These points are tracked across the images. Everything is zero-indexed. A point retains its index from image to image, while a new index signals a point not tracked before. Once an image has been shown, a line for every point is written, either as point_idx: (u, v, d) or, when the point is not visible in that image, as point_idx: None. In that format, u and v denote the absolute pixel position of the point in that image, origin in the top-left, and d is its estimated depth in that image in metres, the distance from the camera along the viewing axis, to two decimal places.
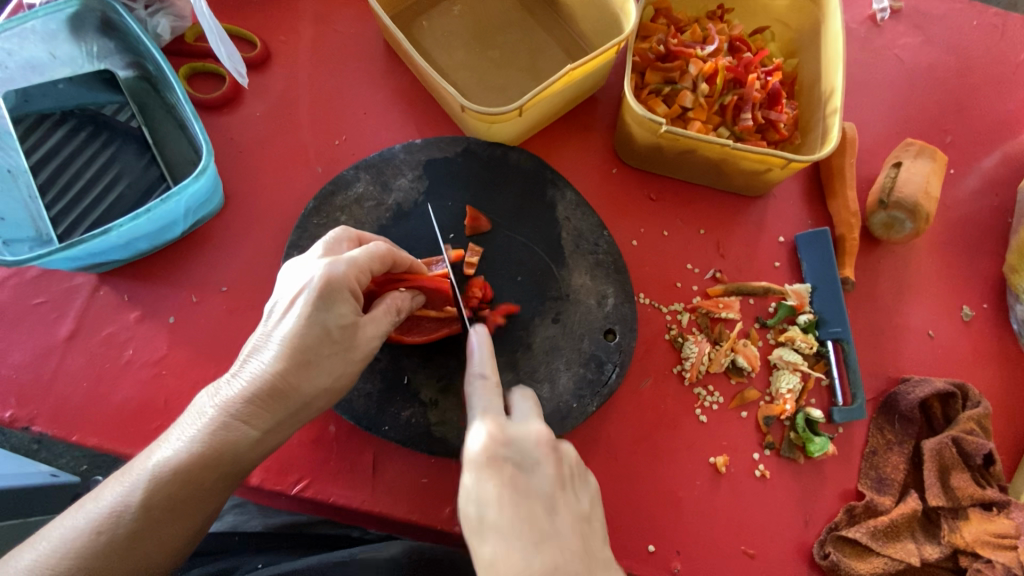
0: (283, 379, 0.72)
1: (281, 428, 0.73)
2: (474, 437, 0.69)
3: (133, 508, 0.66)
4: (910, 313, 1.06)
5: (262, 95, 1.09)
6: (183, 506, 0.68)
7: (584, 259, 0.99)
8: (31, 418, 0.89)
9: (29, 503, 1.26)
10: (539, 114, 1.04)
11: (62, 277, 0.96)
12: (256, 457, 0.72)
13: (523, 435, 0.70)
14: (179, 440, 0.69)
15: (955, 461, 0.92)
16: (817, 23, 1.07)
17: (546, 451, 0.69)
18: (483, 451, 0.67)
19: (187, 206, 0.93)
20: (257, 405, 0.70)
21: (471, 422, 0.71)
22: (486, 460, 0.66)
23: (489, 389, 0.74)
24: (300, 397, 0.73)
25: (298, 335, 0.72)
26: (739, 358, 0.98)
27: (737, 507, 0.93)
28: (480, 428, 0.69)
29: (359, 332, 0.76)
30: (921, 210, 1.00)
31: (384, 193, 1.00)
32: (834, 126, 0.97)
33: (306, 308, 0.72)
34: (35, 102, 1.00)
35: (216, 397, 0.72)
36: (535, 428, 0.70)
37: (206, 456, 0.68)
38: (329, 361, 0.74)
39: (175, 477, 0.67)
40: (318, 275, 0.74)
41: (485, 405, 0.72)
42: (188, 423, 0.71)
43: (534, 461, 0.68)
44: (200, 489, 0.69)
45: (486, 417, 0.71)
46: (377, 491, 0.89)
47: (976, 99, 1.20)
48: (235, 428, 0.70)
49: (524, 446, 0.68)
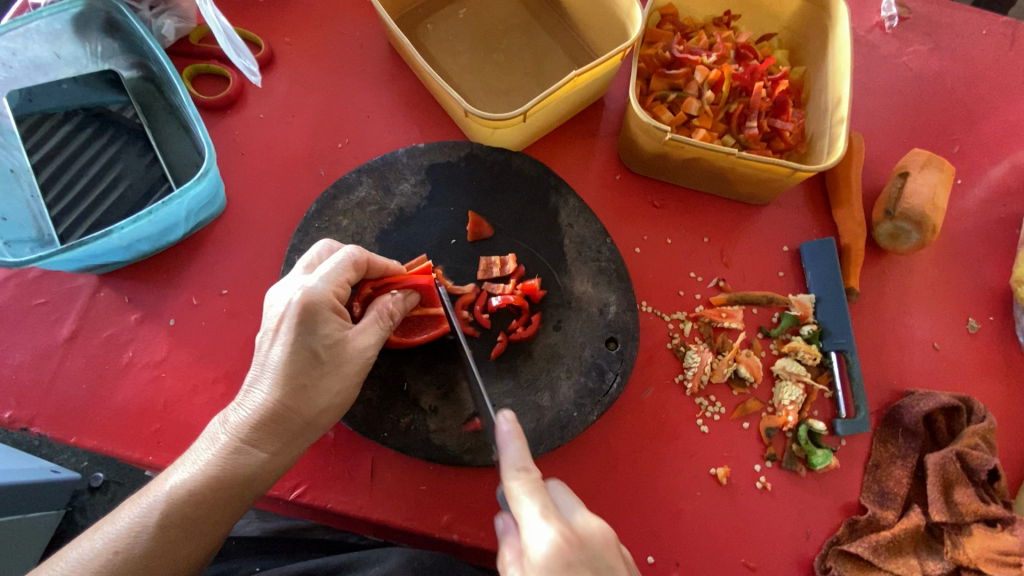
0: (282, 404, 0.72)
1: (288, 447, 0.75)
2: (541, 543, 0.60)
3: (150, 530, 0.67)
4: (915, 325, 1.05)
5: (266, 97, 1.09)
6: (198, 526, 0.69)
7: (587, 266, 0.99)
8: (30, 419, 0.89)
9: (29, 501, 1.28)
10: (543, 120, 1.03)
11: (64, 278, 0.96)
12: (270, 475, 0.74)
13: (589, 532, 0.63)
14: (193, 464, 0.71)
15: (960, 476, 0.91)
16: (824, 32, 1.06)
17: (610, 549, 0.63)
18: (557, 559, 0.59)
19: (189, 208, 0.93)
20: (262, 429, 0.72)
21: (526, 523, 0.63)
22: (566, 570, 0.58)
23: (536, 482, 0.66)
24: (302, 417, 0.74)
25: (289, 362, 0.72)
26: (741, 368, 0.97)
27: (738, 520, 0.92)
28: (546, 527, 0.61)
29: (349, 347, 0.77)
30: (928, 221, 0.99)
31: (386, 197, 1.00)
32: (840, 135, 0.96)
33: (290, 333, 0.72)
34: (39, 101, 1.00)
35: (226, 422, 0.74)
36: (598, 526, 0.64)
37: (218, 479, 0.70)
38: (324, 381, 0.75)
39: (190, 500, 0.69)
40: (298, 296, 0.74)
41: (540, 499, 0.64)
42: (202, 448, 0.73)
43: (606, 564, 0.61)
44: (215, 510, 0.70)
45: (549, 516, 0.62)
46: (375, 497, 0.88)
47: (984, 108, 1.19)
48: (244, 451, 0.72)
49: (596, 550, 0.62)
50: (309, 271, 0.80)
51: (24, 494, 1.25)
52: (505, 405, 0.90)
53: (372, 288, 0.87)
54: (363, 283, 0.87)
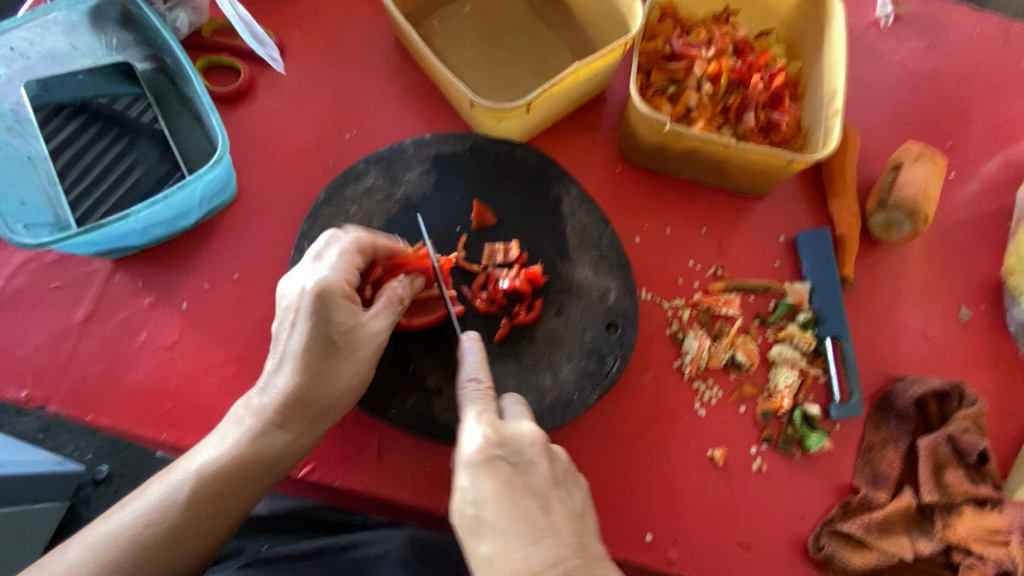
0: (303, 388, 0.76)
1: (309, 429, 0.78)
2: (470, 440, 0.72)
3: (178, 504, 0.71)
4: (908, 314, 1.07)
5: (276, 89, 1.12)
6: (225, 501, 0.73)
7: (588, 254, 1.01)
8: (47, 397, 0.91)
9: (33, 491, 1.30)
10: (546, 111, 1.06)
11: (80, 262, 0.98)
12: (293, 455, 0.78)
13: (516, 435, 0.73)
14: (221, 443, 0.75)
15: (949, 458, 0.94)
16: (820, 27, 1.09)
17: (538, 451, 0.72)
18: (477, 452, 0.70)
19: (202, 194, 0.96)
20: (285, 412, 0.76)
21: (465, 424, 0.75)
22: (484, 462, 0.70)
23: (483, 393, 0.79)
24: (322, 401, 0.77)
25: (308, 348, 0.75)
26: (738, 354, 1.00)
27: (734, 502, 0.95)
28: (476, 429, 0.73)
29: (364, 334, 0.79)
30: (921, 212, 1.02)
31: (393, 186, 1.03)
32: (835, 127, 0.99)
33: (308, 322, 0.75)
34: (56, 92, 1.02)
35: (250, 406, 0.77)
36: (527, 430, 0.74)
37: (245, 458, 0.74)
38: (342, 366, 0.78)
39: (219, 477, 0.73)
40: (313, 285, 0.76)
41: (480, 408, 0.76)
42: (229, 428, 0.76)
43: (528, 461, 0.71)
44: (241, 487, 0.74)
45: (481, 419, 0.74)
46: (381, 475, 0.91)
47: (977, 104, 1.22)
48: (269, 432, 0.75)
49: (518, 447, 0.72)
50: (318, 259, 0.82)
51: (27, 484, 1.27)
52: (508, 387, 0.93)
53: (384, 270, 0.89)
54: (374, 265, 0.89)
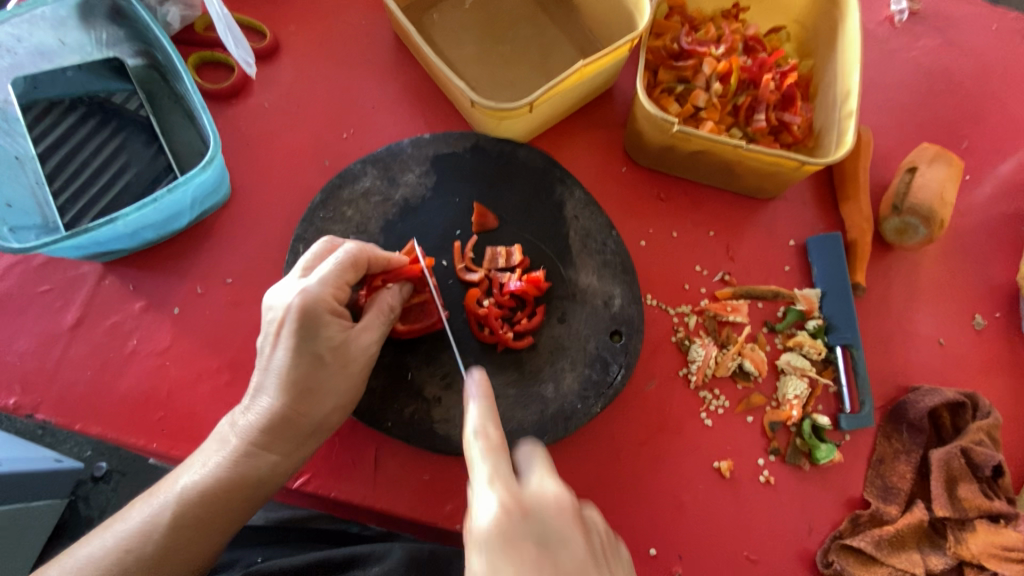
0: (286, 407, 0.73)
1: (296, 449, 0.75)
2: (488, 513, 0.61)
3: (159, 529, 0.68)
4: (921, 321, 1.04)
5: (271, 86, 1.09)
6: (208, 526, 0.70)
7: (591, 259, 0.98)
8: (35, 405, 0.89)
9: (31, 490, 1.27)
10: (550, 110, 1.02)
11: (69, 265, 0.96)
12: (279, 477, 0.75)
13: (540, 503, 0.63)
14: (204, 465, 0.73)
15: (963, 472, 0.91)
16: (833, 25, 1.05)
17: (564, 519, 0.63)
18: (500, 530, 0.60)
19: (193, 196, 0.92)
20: (269, 433, 0.73)
21: (479, 492, 0.64)
22: (505, 539, 0.59)
23: (496, 448, 0.67)
24: (309, 420, 0.75)
25: (292, 366, 0.72)
26: (746, 362, 0.97)
27: (741, 515, 0.92)
28: (492, 498, 0.62)
29: (353, 348, 0.76)
30: (935, 217, 0.99)
31: (391, 188, 0.99)
32: (849, 129, 0.95)
33: (293, 338, 0.72)
34: (45, 89, 0.99)
35: (235, 425, 0.74)
36: (553, 495, 0.65)
37: (229, 480, 0.72)
38: (329, 383, 0.75)
39: (202, 500, 0.70)
40: (295, 302, 0.72)
41: (493, 467, 0.65)
42: (213, 449, 0.74)
43: (555, 533, 0.62)
44: (224, 511, 0.71)
45: (496, 484, 0.64)
46: (378, 487, 0.88)
47: (993, 103, 1.18)
48: (254, 453, 0.73)
49: (544, 519, 0.62)
50: (307, 274, 0.77)
51: (25, 483, 1.25)
52: (509, 397, 0.90)
53: (381, 280, 0.85)
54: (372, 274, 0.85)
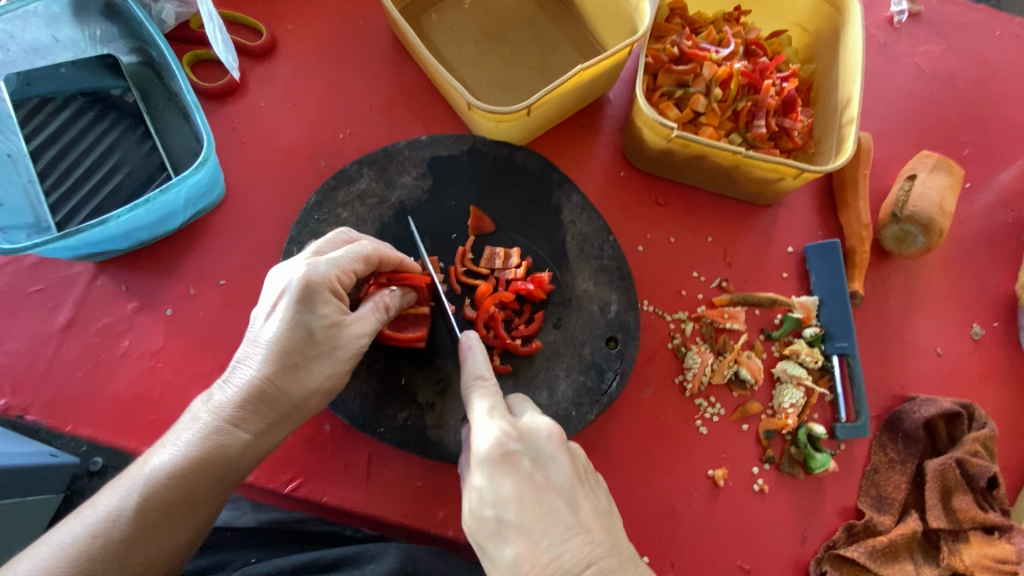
0: (263, 382, 0.71)
1: (271, 426, 0.73)
2: (485, 438, 0.66)
3: (128, 512, 0.67)
4: (919, 329, 1.04)
5: (267, 85, 1.07)
6: (178, 507, 0.69)
7: (588, 264, 0.98)
8: (26, 406, 0.88)
9: (28, 483, 1.23)
10: (548, 114, 1.01)
11: (61, 265, 0.95)
12: (251, 458, 0.72)
13: (533, 431, 0.67)
14: (174, 444, 0.70)
15: (958, 483, 0.90)
16: (836, 29, 1.04)
17: (558, 446, 0.67)
18: (495, 448, 0.65)
19: (187, 197, 0.92)
20: (244, 407, 0.71)
21: (475, 421, 0.69)
22: (498, 457, 0.64)
23: (489, 386, 0.72)
24: (289, 398, 0.72)
25: (278, 339, 0.71)
26: (742, 370, 0.97)
27: (734, 523, 0.92)
28: (490, 426, 0.67)
29: (344, 332, 0.75)
30: (934, 225, 0.98)
31: (387, 190, 0.98)
32: (849, 136, 0.94)
33: (289, 309, 0.71)
34: (37, 85, 0.98)
35: (209, 403, 0.72)
36: (544, 424, 0.68)
37: (201, 460, 0.70)
38: (314, 363, 0.73)
39: (171, 481, 0.68)
40: (298, 277, 0.73)
41: (487, 401, 0.70)
42: (184, 428, 0.72)
43: (550, 457, 0.66)
44: (195, 492, 0.69)
45: (494, 414, 0.68)
46: (371, 493, 0.88)
47: (994, 110, 1.18)
48: (229, 429, 0.71)
49: (536, 443, 0.66)
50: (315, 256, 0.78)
51: (23, 477, 1.21)
52: None
53: (386, 279, 0.85)
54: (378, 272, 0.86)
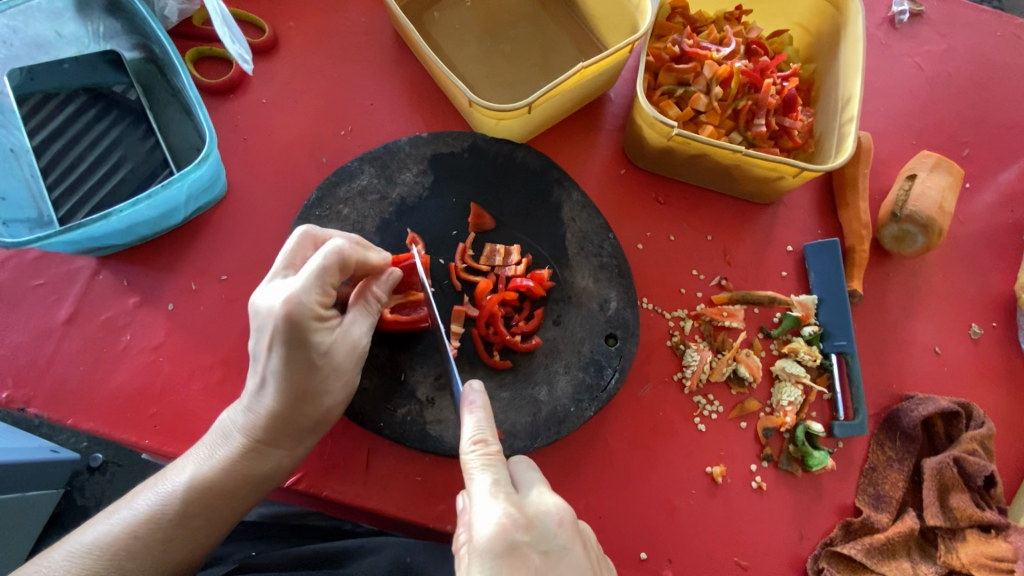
0: (291, 408, 0.73)
1: (298, 447, 0.77)
2: (487, 521, 0.62)
3: (166, 518, 0.69)
4: (918, 329, 1.04)
5: (269, 81, 1.08)
6: (213, 516, 0.71)
7: (588, 261, 0.98)
8: (27, 399, 0.89)
9: (28, 479, 1.23)
10: (549, 112, 1.02)
11: (63, 259, 0.95)
12: (280, 473, 0.76)
13: (541, 510, 0.65)
14: (210, 457, 0.73)
15: (956, 481, 0.91)
16: (836, 29, 1.05)
17: (568, 531, 0.65)
18: (499, 536, 0.61)
19: (189, 192, 0.92)
20: (273, 430, 0.74)
21: (477, 500, 0.66)
22: (503, 546, 0.60)
23: (494, 459, 0.69)
24: (314, 419, 0.76)
25: (288, 370, 0.71)
26: (740, 368, 0.97)
27: (732, 521, 0.92)
28: (493, 508, 0.64)
29: (348, 351, 0.76)
30: (934, 225, 0.99)
31: (388, 187, 0.99)
32: (849, 135, 0.95)
33: (281, 346, 0.69)
34: (41, 81, 0.99)
35: (240, 420, 0.75)
36: (554, 505, 0.66)
37: (238, 473, 0.73)
38: (330, 384, 0.75)
39: (212, 490, 0.72)
40: (282, 309, 0.67)
41: (492, 477, 0.67)
42: (218, 441, 0.74)
43: (559, 544, 0.63)
44: (233, 502, 0.73)
45: (498, 496, 0.65)
46: (370, 487, 0.88)
47: (994, 110, 1.18)
48: (261, 450, 0.74)
49: (547, 527, 0.64)
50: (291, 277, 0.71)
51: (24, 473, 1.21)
52: (502, 399, 0.90)
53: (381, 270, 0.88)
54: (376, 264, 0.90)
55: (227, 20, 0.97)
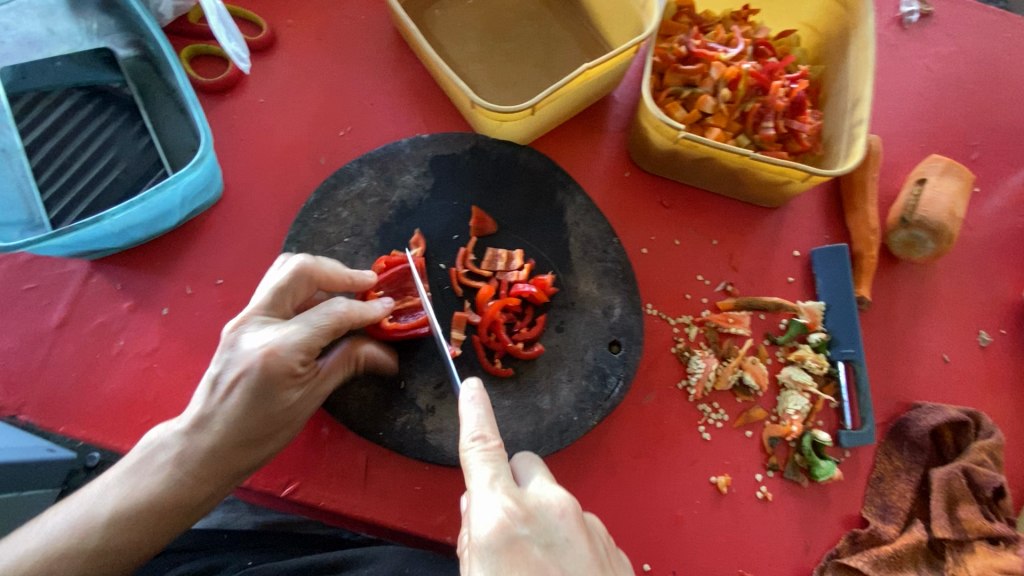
0: (231, 447, 0.70)
1: (234, 480, 0.73)
2: (490, 519, 0.61)
3: (83, 545, 0.65)
4: (926, 336, 1.02)
5: (266, 80, 1.06)
6: (131, 547, 0.67)
7: (591, 266, 0.96)
8: (18, 406, 0.87)
9: (22, 480, 1.21)
10: (552, 113, 1.00)
11: (55, 263, 0.93)
12: (209, 506, 0.73)
13: (544, 506, 0.64)
14: (134, 483, 0.68)
15: (964, 492, 0.89)
16: (846, 30, 1.03)
17: (571, 523, 0.64)
18: (502, 534, 0.60)
19: (184, 194, 0.90)
20: (207, 468, 0.70)
21: (478, 496, 0.64)
22: (506, 543, 0.60)
23: (495, 454, 0.67)
24: (252, 459, 0.73)
25: (241, 415, 0.69)
26: (746, 376, 0.95)
27: (737, 532, 0.91)
28: (496, 505, 0.62)
29: (303, 399, 0.75)
30: (945, 231, 0.97)
31: (388, 189, 0.97)
32: (859, 138, 0.93)
33: (243, 391, 0.68)
34: (33, 79, 0.96)
35: (171, 448, 0.70)
36: (556, 498, 0.65)
37: (162, 504, 0.69)
38: (275, 428, 0.73)
39: (132, 521, 0.67)
40: (259, 364, 0.67)
41: (493, 472, 0.65)
42: (145, 467, 0.69)
43: (562, 537, 0.62)
44: (154, 534, 0.69)
45: (500, 491, 0.64)
46: (369, 497, 0.87)
47: (1005, 113, 1.16)
48: (189, 485, 0.70)
49: (549, 521, 0.63)
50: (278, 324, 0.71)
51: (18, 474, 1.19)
52: (504, 408, 0.88)
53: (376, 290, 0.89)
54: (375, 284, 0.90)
55: (223, 18, 0.95)
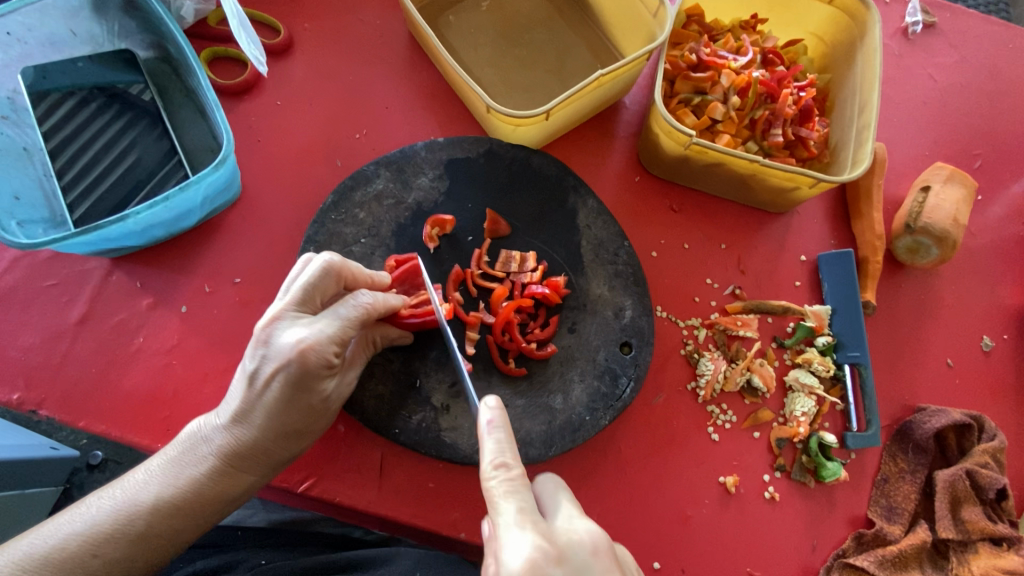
0: (267, 443, 0.73)
1: (270, 474, 0.76)
2: (517, 555, 0.59)
3: (128, 532, 0.68)
4: (929, 340, 1.04)
5: (283, 83, 1.07)
6: (173, 534, 0.71)
7: (603, 269, 0.98)
8: (39, 401, 0.88)
9: (30, 476, 1.22)
10: (566, 118, 1.01)
11: (75, 260, 0.94)
12: (246, 495, 0.76)
13: (573, 543, 0.63)
14: (178, 472, 0.72)
15: (968, 494, 0.91)
16: (853, 40, 1.05)
17: (601, 559, 0.63)
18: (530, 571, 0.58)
19: (205, 194, 0.91)
20: (245, 460, 0.73)
21: (505, 532, 0.62)
22: None
23: (518, 486, 0.66)
24: (288, 453, 0.76)
25: (278, 409, 0.71)
26: (755, 378, 0.97)
27: (745, 531, 0.92)
28: (524, 541, 0.61)
29: (335, 391, 0.77)
30: (948, 238, 0.99)
31: (404, 191, 0.98)
32: (867, 145, 0.95)
33: (281, 386, 0.69)
34: (54, 79, 0.98)
35: (212, 441, 0.73)
36: (587, 534, 0.64)
37: (204, 494, 0.72)
38: (311, 422, 0.75)
39: (175, 509, 0.70)
40: (297, 358, 0.68)
41: (518, 505, 0.64)
42: (188, 458, 0.72)
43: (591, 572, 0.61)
44: (194, 522, 0.72)
45: (526, 527, 0.62)
46: (384, 493, 0.88)
47: (1006, 123, 1.18)
48: (229, 476, 0.73)
49: (581, 558, 0.62)
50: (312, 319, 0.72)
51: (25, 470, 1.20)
52: (517, 406, 0.90)
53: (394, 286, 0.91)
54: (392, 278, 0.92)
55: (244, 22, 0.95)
